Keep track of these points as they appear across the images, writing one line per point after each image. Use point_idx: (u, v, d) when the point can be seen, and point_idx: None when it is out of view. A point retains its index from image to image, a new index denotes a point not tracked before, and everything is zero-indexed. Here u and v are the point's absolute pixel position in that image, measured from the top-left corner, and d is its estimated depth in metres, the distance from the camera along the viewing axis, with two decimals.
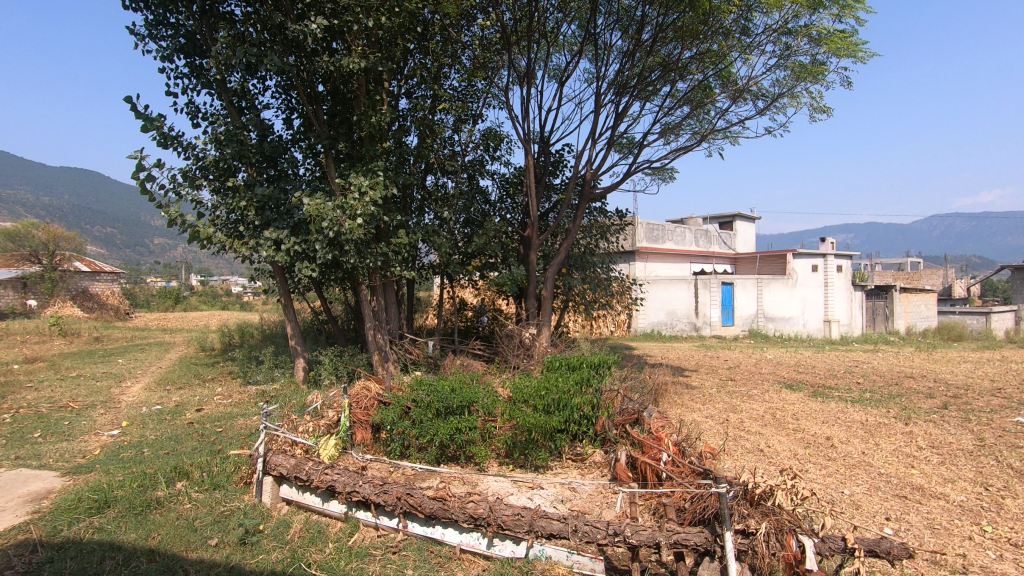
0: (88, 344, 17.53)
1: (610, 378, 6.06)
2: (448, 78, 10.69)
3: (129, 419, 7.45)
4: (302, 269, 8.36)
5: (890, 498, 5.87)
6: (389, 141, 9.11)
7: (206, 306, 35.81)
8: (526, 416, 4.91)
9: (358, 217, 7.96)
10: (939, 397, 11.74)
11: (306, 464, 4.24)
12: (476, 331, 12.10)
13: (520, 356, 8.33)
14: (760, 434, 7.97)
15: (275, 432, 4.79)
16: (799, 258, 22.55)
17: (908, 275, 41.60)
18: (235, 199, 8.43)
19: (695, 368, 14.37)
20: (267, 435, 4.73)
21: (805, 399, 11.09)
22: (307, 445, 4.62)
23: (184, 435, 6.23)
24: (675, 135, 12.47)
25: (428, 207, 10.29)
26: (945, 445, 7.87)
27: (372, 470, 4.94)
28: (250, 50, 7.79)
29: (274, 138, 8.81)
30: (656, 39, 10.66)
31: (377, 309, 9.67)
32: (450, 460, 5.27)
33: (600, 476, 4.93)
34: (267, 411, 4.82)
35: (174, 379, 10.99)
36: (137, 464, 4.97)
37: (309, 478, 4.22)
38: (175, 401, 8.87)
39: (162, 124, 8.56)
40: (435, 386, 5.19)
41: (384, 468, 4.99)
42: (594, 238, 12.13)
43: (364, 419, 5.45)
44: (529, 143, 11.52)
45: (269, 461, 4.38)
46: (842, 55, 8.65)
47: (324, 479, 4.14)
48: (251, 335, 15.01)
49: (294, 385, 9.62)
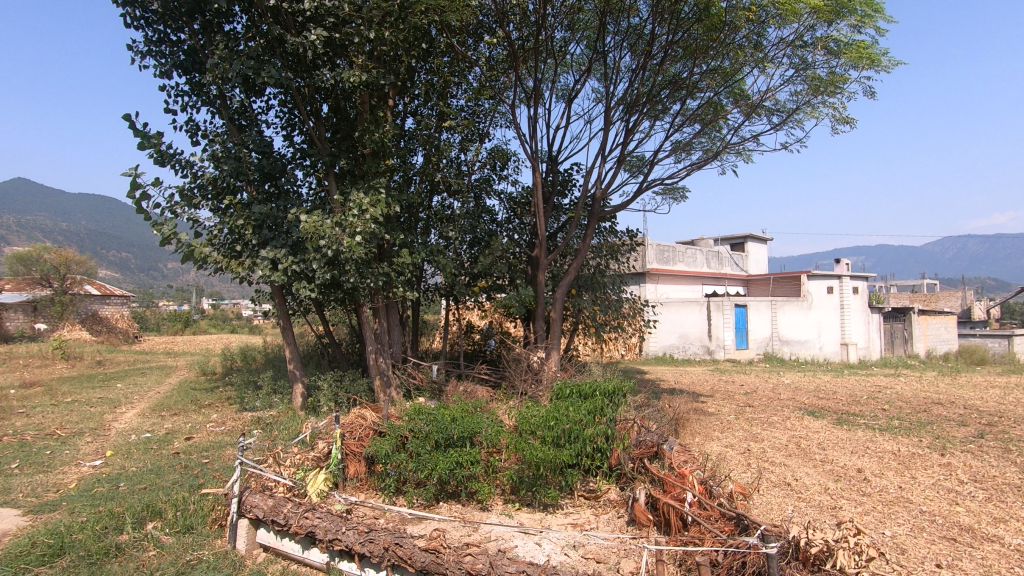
0: (90, 368, 17.22)
1: (626, 406, 5.47)
2: (454, 97, 10.52)
3: (115, 449, 7.04)
4: (300, 290, 8.02)
5: (938, 541, 5.33)
6: (392, 159, 8.87)
7: (215, 329, 35.75)
8: (533, 449, 4.43)
9: (357, 235, 7.63)
10: (972, 424, 11.08)
11: (285, 506, 3.83)
12: (482, 355, 11.67)
13: (528, 382, 7.87)
14: (786, 466, 7.42)
15: (255, 469, 4.38)
16: (813, 280, 22.03)
17: (923, 297, 40.73)
18: (233, 217, 8.17)
19: (711, 393, 13.79)
20: (246, 472, 4.32)
21: (829, 426, 10.49)
22: (289, 485, 4.21)
23: (167, 467, 5.80)
24: (685, 154, 12.19)
25: (433, 226, 10.03)
26: (989, 479, 7.28)
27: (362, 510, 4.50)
28: (248, 63, 7.60)
29: (274, 155, 8.55)
30: (665, 56, 10.46)
31: (379, 332, 9.32)
32: (450, 497, 4.82)
33: (617, 518, 4.43)
34: (246, 445, 4.42)
35: (170, 405, 10.62)
36: (107, 501, 4.53)
37: (287, 522, 3.80)
38: (167, 428, 8.44)
39: (160, 142, 8.34)
40: (434, 414, 4.77)
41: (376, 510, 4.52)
42: (604, 258, 11.74)
43: (358, 451, 5.05)
44: (537, 163, 11.26)
45: (244, 502, 3.96)
46: (861, 67, 8.32)
47: (304, 524, 3.72)
48: (253, 359, 14.64)
49: (292, 412, 9.16)
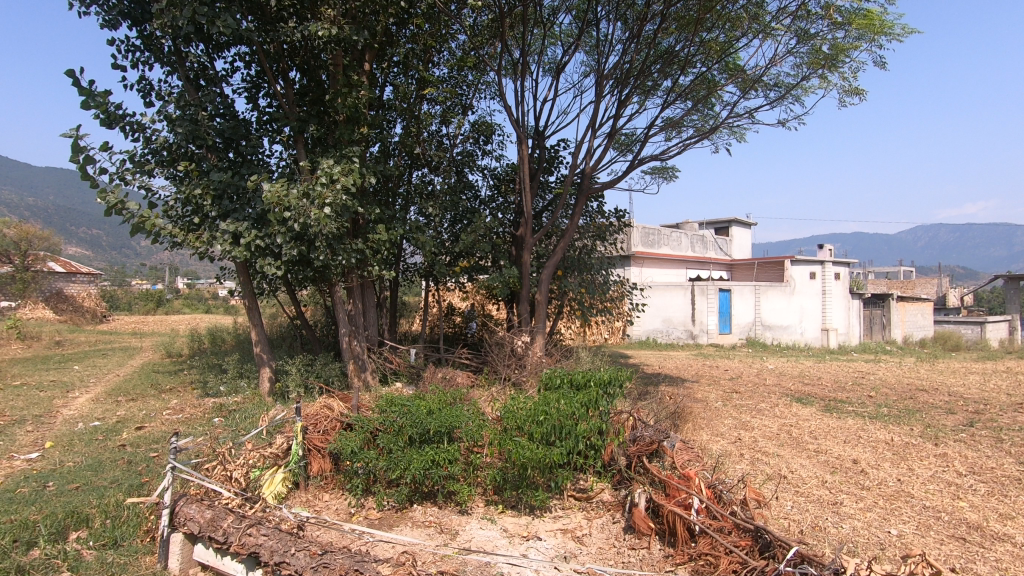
0: (48, 349, 16.25)
1: (621, 397, 4.97)
2: (435, 64, 9.83)
3: (55, 440, 6.38)
4: (265, 267, 7.33)
5: (948, 541, 5.04)
6: (367, 127, 8.19)
7: (189, 309, 34.58)
8: (520, 448, 3.93)
9: (326, 207, 6.95)
10: (960, 412, 10.92)
11: (224, 521, 3.29)
12: (463, 339, 11.15)
13: (512, 367, 7.38)
14: (780, 457, 7.07)
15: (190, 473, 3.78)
16: (797, 265, 21.88)
17: (900, 284, 41.21)
18: (190, 186, 7.44)
19: (697, 379, 13.48)
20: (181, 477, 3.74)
21: (819, 414, 10.21)
22: (233, 493, 3.66)
23: (107, 462, 5.17)
24: (676, 132, 11.69)
25: (413, 203, 9.40)
26: (987, 471, 7.04)
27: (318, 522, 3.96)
28: (201, 10, 6.83)
29: (237, 119, 7.81)
30: (658, 31, 9.90)
31: (353, 313, 8.75)
32: (425, 498, 4.32)
33: (612, 523, 3.97)
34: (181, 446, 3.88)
35: (127, 390, 9.88)
36: (28, 505, 3.94)
37: (226, 540, 3.26)
38: (119, 416, 7.76)
39: (107, 102, 7.52)
40: (409, 406, 4.24)
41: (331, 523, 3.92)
42: (591, 239, 11.20)
43: (321, 446, 4.53)
44: (523, 137, 10.65)
45: (177, 513, 3.40)
46: (866, 39, 7.87)
47: (246, 544, 3.19)
48: (222, 341, 13.88)
49: (258, 398, 8.53)
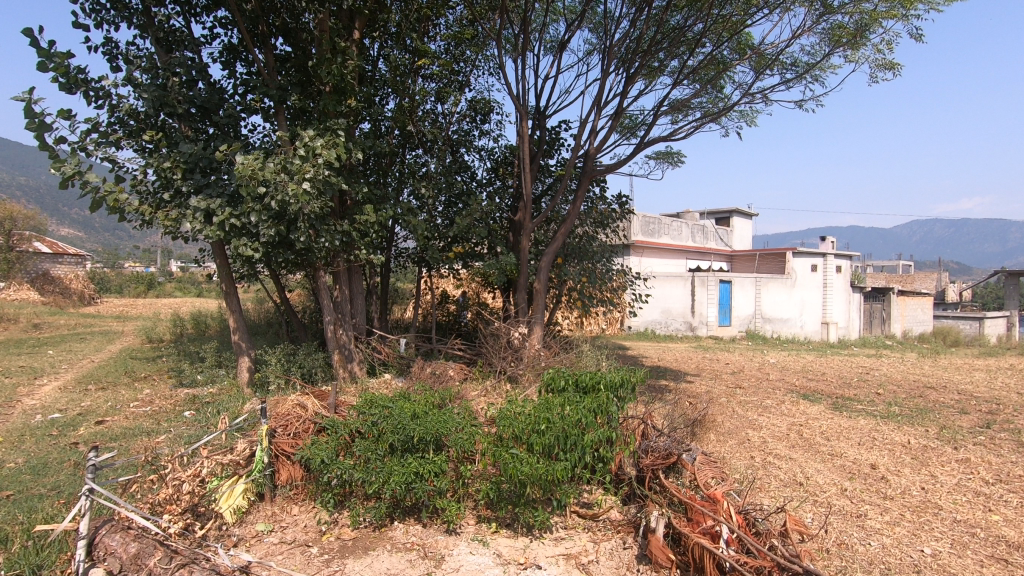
0: (26, 332, 15.57)
1: (632, 401, 4.42)
2: (430, 37, 9.17)
3: (5, 433, 5.82)
4: (240, 248, 6.72)
5: (988, 563, 4.54)
6: (356, 100, 7.56)
7: (181, 292, 33.78)
8: (517, 462, 3.39)
9: (305, 182, 6.31)
10: (974, 412, 10.44)
11: (149, 558, 2.92)
12: (456, 328, 10.66)
13: (508, 360, 6.86)
14: (793, 461, 6.57)
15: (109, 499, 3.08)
16: (799, 257, 21.37)
17: (900, 278, 40.82)
18: (158, 158, 6.82)
19: (698, 373, 12.98)
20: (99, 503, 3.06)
21: (828, 413, 9.71)
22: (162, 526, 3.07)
23: (55, 464, 4.59)
24: (682, 115, 11.06)
25: (405, 184, 8.78)
26: (1016, 480, 6.55)
27: (277, 549, 3.44)
28: None
29: (211, 87, 7.17)
30: (667, 7, 9.28)
31: (339, 300, 8.18)
32: (408, 514, 3.77)
33: (623, 550, 3.46)
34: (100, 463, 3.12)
35: (99, 378, 9.27)
36: None
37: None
38: (82, 407, 7.17)
39: (68, 64, 6.83)
40: (391, 408, 3.72)
41: (295, 552, 3.42)
42: (591, 226, 10.64)
43: (289, 452, 4.01)
44: (523, 116, 10.03)
45: (98, 546, 3.03)
46: (893, 15, 7.28)
47: None
48: (205, 328, 13.27)
49: (236, 389, 7.96)
